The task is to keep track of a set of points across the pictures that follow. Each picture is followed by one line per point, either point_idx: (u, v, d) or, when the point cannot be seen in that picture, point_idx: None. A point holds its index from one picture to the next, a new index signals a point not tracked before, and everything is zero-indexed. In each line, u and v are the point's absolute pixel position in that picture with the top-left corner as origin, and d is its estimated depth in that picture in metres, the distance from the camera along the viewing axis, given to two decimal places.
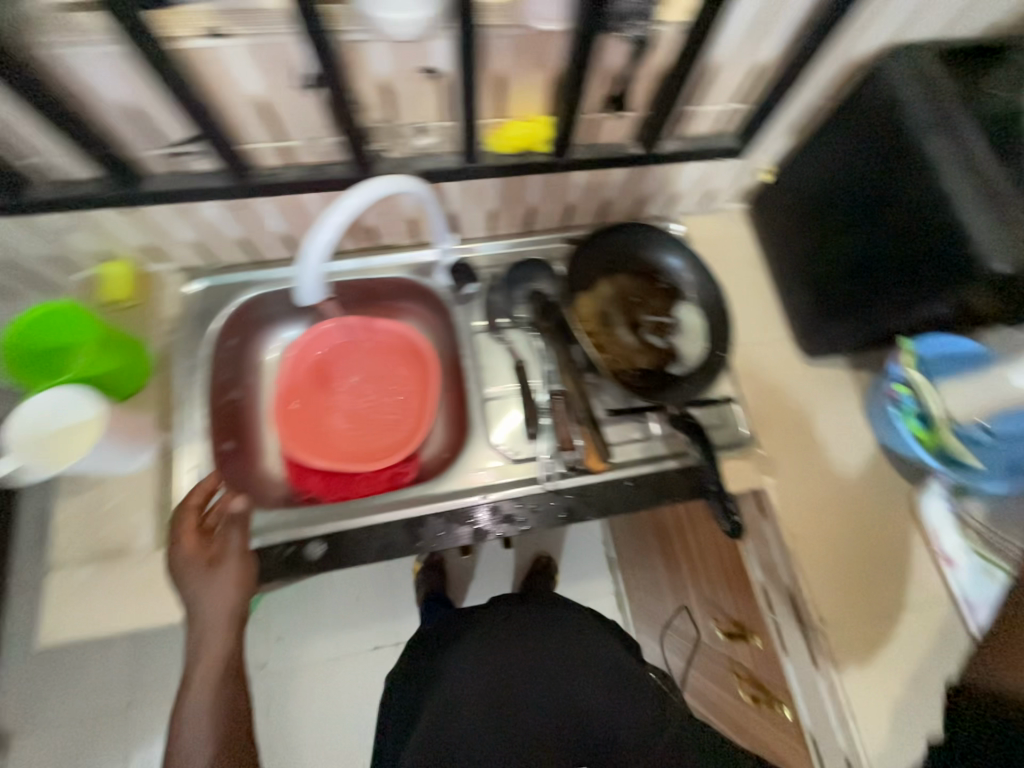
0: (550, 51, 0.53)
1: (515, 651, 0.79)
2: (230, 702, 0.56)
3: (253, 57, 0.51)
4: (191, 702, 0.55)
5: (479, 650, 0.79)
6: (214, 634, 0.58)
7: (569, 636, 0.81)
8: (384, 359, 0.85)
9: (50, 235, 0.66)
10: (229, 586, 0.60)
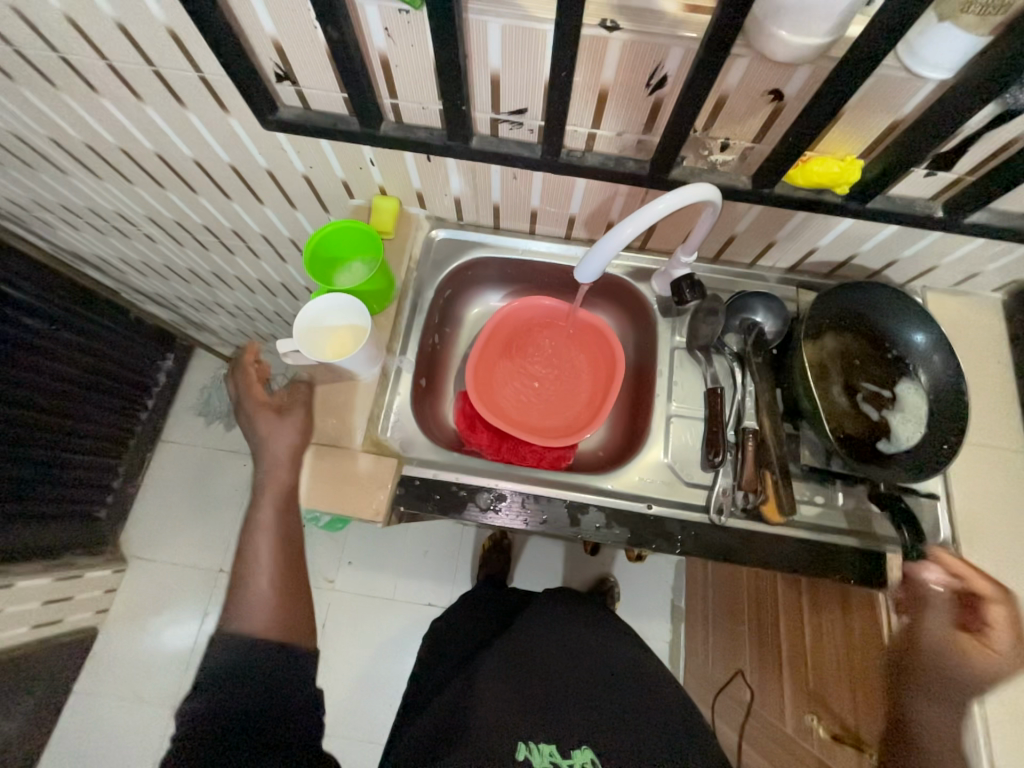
0: (906, 101, 0.51)
1: (574, 645, 0.86)
2: (280, 530, 0.69)
3: (617, 51, 0.51)
4: (260, 513, 0.69)
5: (541, 633, 0.87)
6: (263, 456, 0.70)
7: (623, 648, 0.88)
8: (574, 347, 0.88)
9: (357, 165, 0.76)
10: (289, 427, 0.71)
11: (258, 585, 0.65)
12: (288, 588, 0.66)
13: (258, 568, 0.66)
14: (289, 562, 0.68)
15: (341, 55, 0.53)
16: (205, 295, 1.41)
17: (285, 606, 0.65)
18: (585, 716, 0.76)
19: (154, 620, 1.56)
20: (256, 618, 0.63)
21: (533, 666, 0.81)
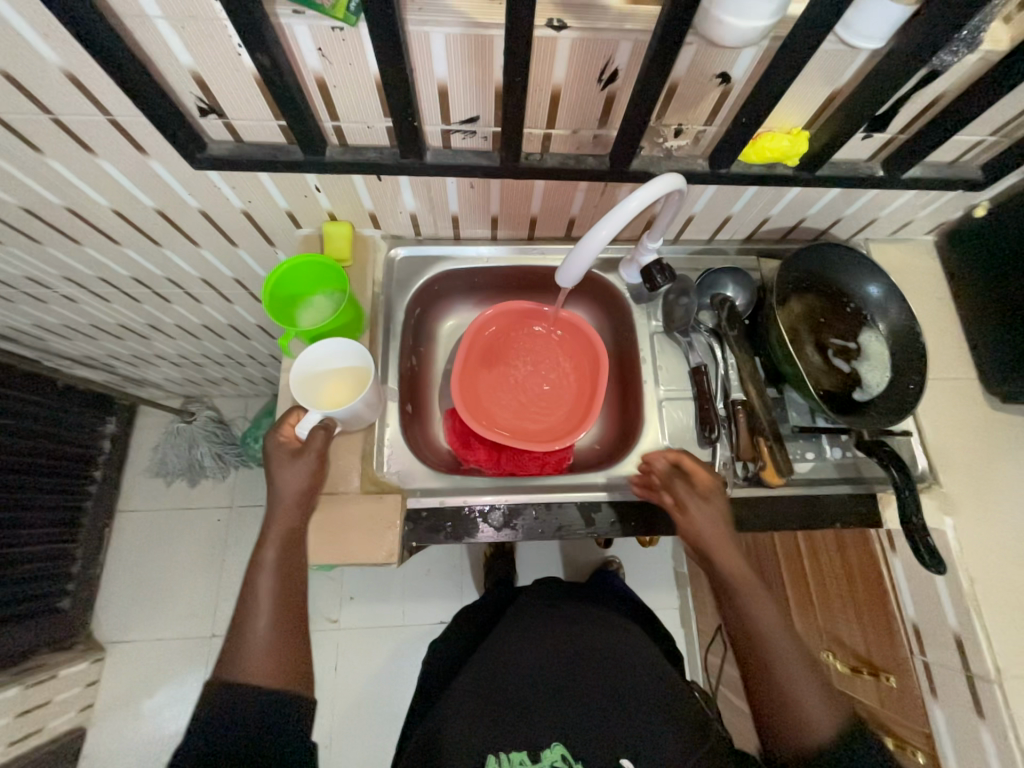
0: (843, 72, 0.53)
1: (554, 640, 0.80)
2: (284, 569, 0.61)
3: (567, 50, 0.50)
4: (267, 563, 0.60)
5: (520, 633, 0.83)
6: (288, 506, 0.63)
7: (610, 633, 0.83)
8: (554, 345, 0.88)
9: (301, 193, 0.71)
10: (310, 469, 0.65)
11: (257, 626, 0.57)
12: (288, 633, 0.58)
13: (256, 610, 0.58)
14: (290, 604, 0.59)
15: (274, 84, 0.49)
16: (142, 349, 1.29)
17: (284, 652, 0.57)
18: (558, 713, 0.71)
19: (146, 703, 1.42)
20: (253, 665, 0.56)
21: (509, 670, 0.77)
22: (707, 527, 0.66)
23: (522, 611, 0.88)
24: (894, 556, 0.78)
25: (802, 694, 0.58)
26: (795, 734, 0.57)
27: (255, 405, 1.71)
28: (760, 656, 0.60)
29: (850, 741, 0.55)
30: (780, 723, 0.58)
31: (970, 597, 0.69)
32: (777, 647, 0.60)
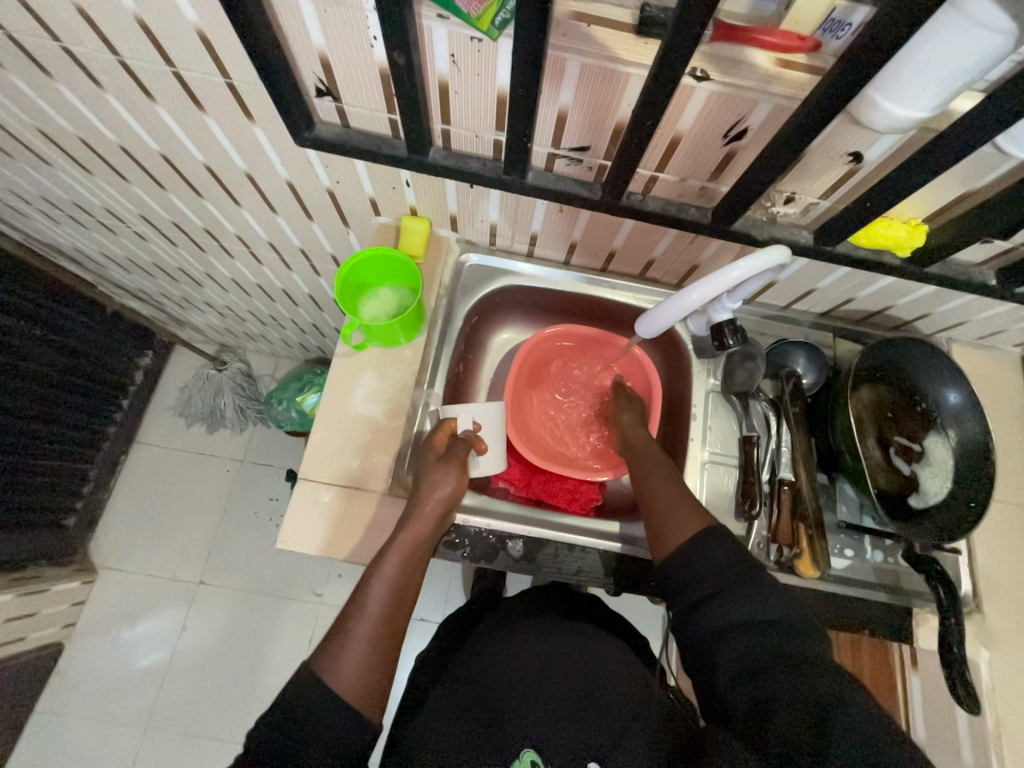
0: (984, 175, 0.50)
1: (518, 639, 0.74)
2: (398, 581, 0.59)
3: (703, 103, 0.48)
4: (387, 556, 0.60)
5: (494, 642, 0.75)
6: (425, 507, 0.64)
7: (576, 640, 0.74)
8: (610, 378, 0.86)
9: (390, 184, 0.70)
10: (452, 474, 0.67)
11: (360, 632, 0.55)
12: (380, 653, 0.55)
13: (365, 614, 0.56)
14: (393, 622, 0.57)
15: (401, 83, 0.48)
16: (192, 293, 1.31)
17: (373, 671, 0.54)
18: (529, 718, 0.63)
19: (125, 631, 1.44)
20: (347, 674, 0.53)
21: (482, 677, 0.70)
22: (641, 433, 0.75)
23: (495, 625, 0.80)
24: (913, 673, 0.74)
25: (723, 545, 0.60)
26: (699, 569, 0.59)
27: (284, 367, 1.72)
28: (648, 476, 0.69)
29: (794, 645, 0.52)
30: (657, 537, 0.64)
31: (994, 739, 0.65)
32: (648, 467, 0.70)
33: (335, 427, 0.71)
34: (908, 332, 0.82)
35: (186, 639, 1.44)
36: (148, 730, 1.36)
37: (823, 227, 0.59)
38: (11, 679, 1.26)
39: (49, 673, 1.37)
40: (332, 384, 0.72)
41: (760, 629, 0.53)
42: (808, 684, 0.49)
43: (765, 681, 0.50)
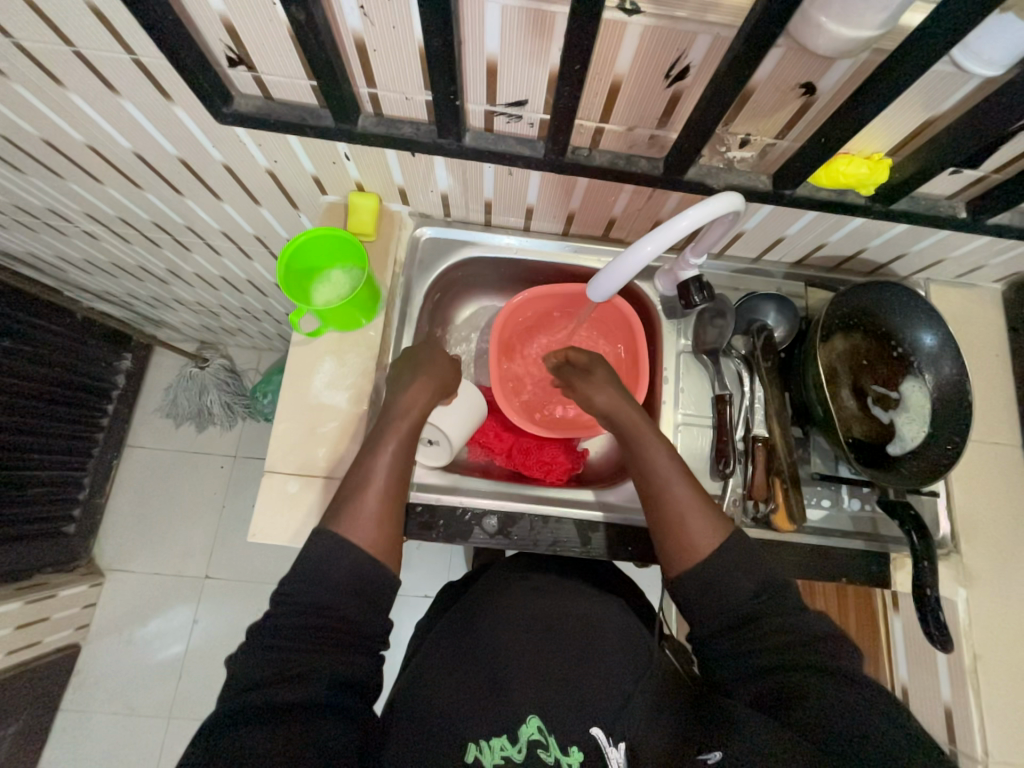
0: (946, 97, 0.47)
1: (521, 605, 0.73)
2: (399, 450, 0.64)
3: (638, 40, 0.45)
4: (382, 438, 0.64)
5: (491, 604, 0.74)
6: (416, 392, 0.67)
7: (578, 601, 0.74)
8: (587, 337, 0.84)
9: (330, 159, 0.67)
10: (441, 368, 0.70)
11: (368, 491, 0.60)
12: (391, 509, 0.60)
13: (370, 475, 0.61)
14: (399, 482, 0.62)
15: (310, 45, 0.45)
16: (160, 292, 1.27)
17: (384, 526, 0.59)
18: (530, 685, 0.63)
19: (140, 628, 1.47)
20: (360, 528, 0.58)
21: (484, 645, 0.69)
22: (682, 493, 0.62)
23: (494, 582, 0.79)
24: (895, 615, 0.77)
25: (740, 565, 0.60)
26: (720, 589, 0.59)
27: (267, 359, 1.70)
28: (683, 533, 0.61)
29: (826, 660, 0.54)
30: (672, 551, 0.62)
31: (971, 674, 0.66)
32: (682, 535, 0.61)
33: (299, 416, 0.69)
34: (884, 276, 0.79)
35: (199, 631, 1.47)
36: (172, 718, 1.41)
37: (781, 169, 0.55)
38: (34, 680, 1.30)
39: (70, 672, 1.41)
40: (290, 372, 0.71)
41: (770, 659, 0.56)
42: (840, 691, 0.52)
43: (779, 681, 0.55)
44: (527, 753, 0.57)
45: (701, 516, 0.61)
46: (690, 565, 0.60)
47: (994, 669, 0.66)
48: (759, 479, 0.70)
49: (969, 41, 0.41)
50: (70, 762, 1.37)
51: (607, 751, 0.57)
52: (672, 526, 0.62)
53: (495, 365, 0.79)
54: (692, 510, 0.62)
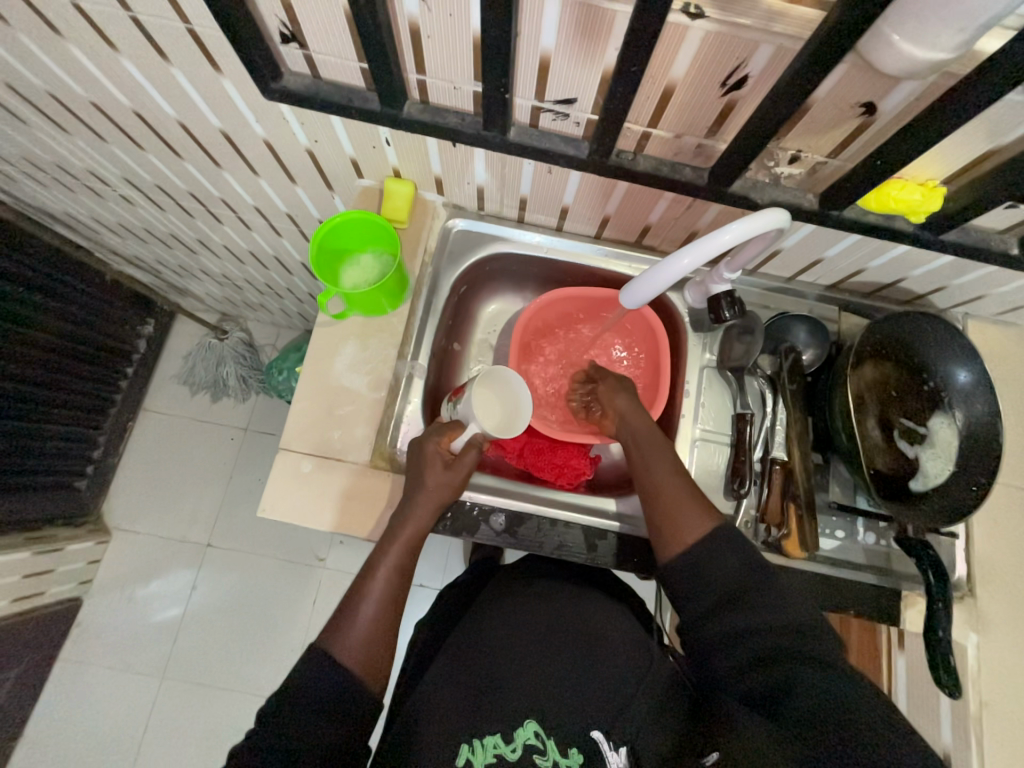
0: (1013, 128, 0.45)
1: (525, 607, 0.73)
2: (400, 569, 0.62)
3: (698, 46, 0.44)
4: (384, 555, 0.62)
5: (496, 606, 0.74)
6: (423, 508, 0.64)
7: (583, 605, 0.73)
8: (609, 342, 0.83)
9: (370, 143, 0.67)
10: (451, 478, 0.65)
11: (365, 612, 0.59)
12: (386, 630, 0.60)
13: (369, 597, 0.60)
14: (395, 606, 0.61)
15: (365, 27, 0.44)
16: (188, 262, 1.29)
17: (377, 650, 0.59)
18: (529, 689, 0.64)
19: (141, 589, 1.50)
20: (351, 651, 0.57)
21: (485, 644, 0.69)
22: (676, 489, 0.63)
23: (506, 585, 0.79)
24: (900, 653, 0.74)
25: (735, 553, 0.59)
26: (708, 574, 0.59)
27: (286, 337, 1.71)
28: (669, 507, 0.62)
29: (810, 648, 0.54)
30: (658, 526, 0.63)
31: (975, 722, 0.64)
32: (669, 509, 0.62)
33: (317, 397, 0.70)
34: (922, 306, 0.77)
35: (198, 597, 1.50)
36: (164, 680, 1.44)
37: (830, 189, 0.54)
38: (35, 629, 1.33)
39: (70, 625, 1.45)
40: (312, 352, 0.71)
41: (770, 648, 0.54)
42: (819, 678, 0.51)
43: (769, 673, 0.53)
44: (523, 754, 0.58)
45: (691, 489, 0.63)
46: (675, 538, 0.61)
47: (999, 719, 0.64)
48: (774, 502, 0.68)
49: None
50: (64, 713, 1.41)
51: (608, 754, 0.59)
52: (660, 501, 0.63)
53: (515, 363, 0.79)
54: (683, 505, 0.62)
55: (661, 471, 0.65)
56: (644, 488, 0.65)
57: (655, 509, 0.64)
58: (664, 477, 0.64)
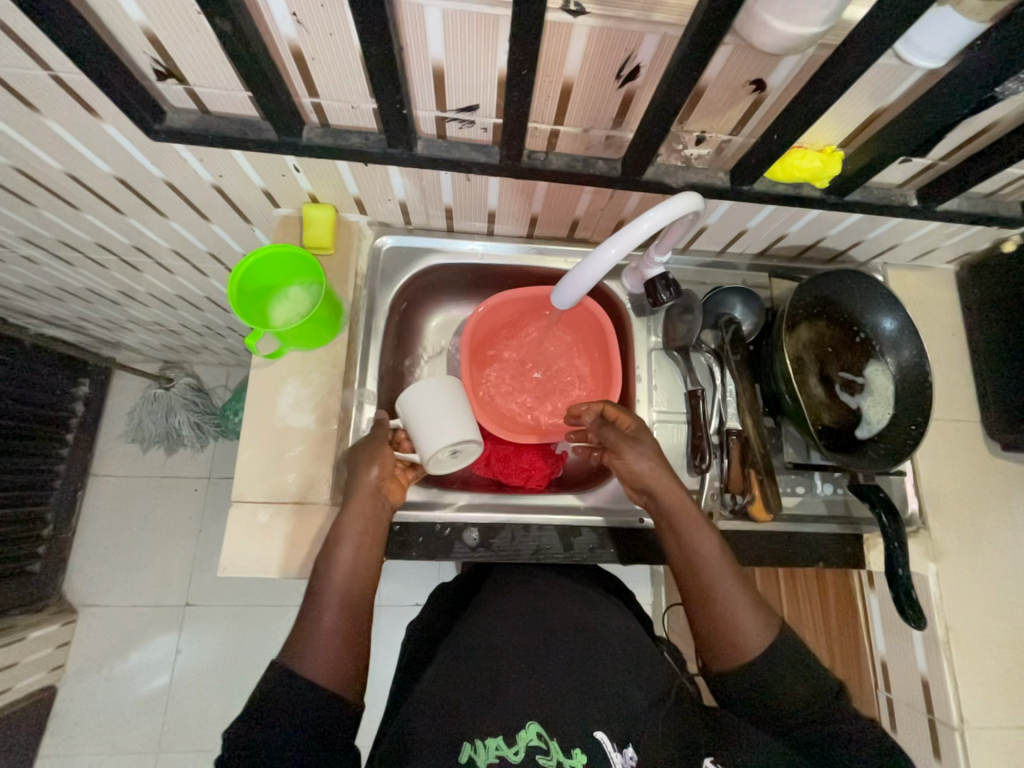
0: (892, 90, 0.47)
1: (519, 618, 0.71)
2: (355, 566, 0.60)
3: (586, 42, 0.44)
4: (338, 553, 0.60)
5: (490, 615, 0.72)
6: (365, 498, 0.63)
7: (578, 610, 0.73)
8: (558, 339, 0.83)
9: (279, 173, 0.64)
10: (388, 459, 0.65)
11: (323, 621, 0.56)
12: (352, 634, 0.57)
13: (325, 602, 0.57)
14: (356, 609, 0.58)
15: (241, 57, 0.42)
16: (115, 315, 1.21)
17: (345, 655, 0.56)
18: (527, 692, 0.60)
19: (120, 664, 1.41)
20: (315, 662, 0.54)
21: (479, 649, 0.68)
22: (733, 601, 0.59)
23: (499, 586, 0.78)
24: (871, 592, 0.79)
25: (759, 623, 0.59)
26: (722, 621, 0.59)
27: (237, 375, 1.64)
28: (730, 633, 0.58)
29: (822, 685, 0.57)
30: (717, 650, 0.59)
31: (944, 646, 0.68)
32: (727, 632, 0.59)
33: (265, 442, 0.67)
34: (844, 262, 0.81)
35: (183, 661, 1.42)
36: (160, 753, 1.36)
37: (737, 166, 0.56)
38: (6, 729, 1.23)
39: (46, 716, 1.35)
40: (252, 396, 0.68)
41: (793, 700, 0.56)
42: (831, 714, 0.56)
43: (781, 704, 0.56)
44: (525, 757, 0.54)
45: (757, 622, 0.59)
46: (739, 667, 0.58)
47: (965, 639, 0.69)
48: (735, 471, 0.70)
49: (909, 34, 0.41)
50: None
51: (612, 755, 0.55)
52: (718, 626, 0.59)
53: (467, 374, 0.77)
54: (743, 617, 0.59)
55: (722, 600, 0.59)
56: (704, 615, 0.60)
57: (718, 636, 0.59)
58: (728, 610, 0.59)
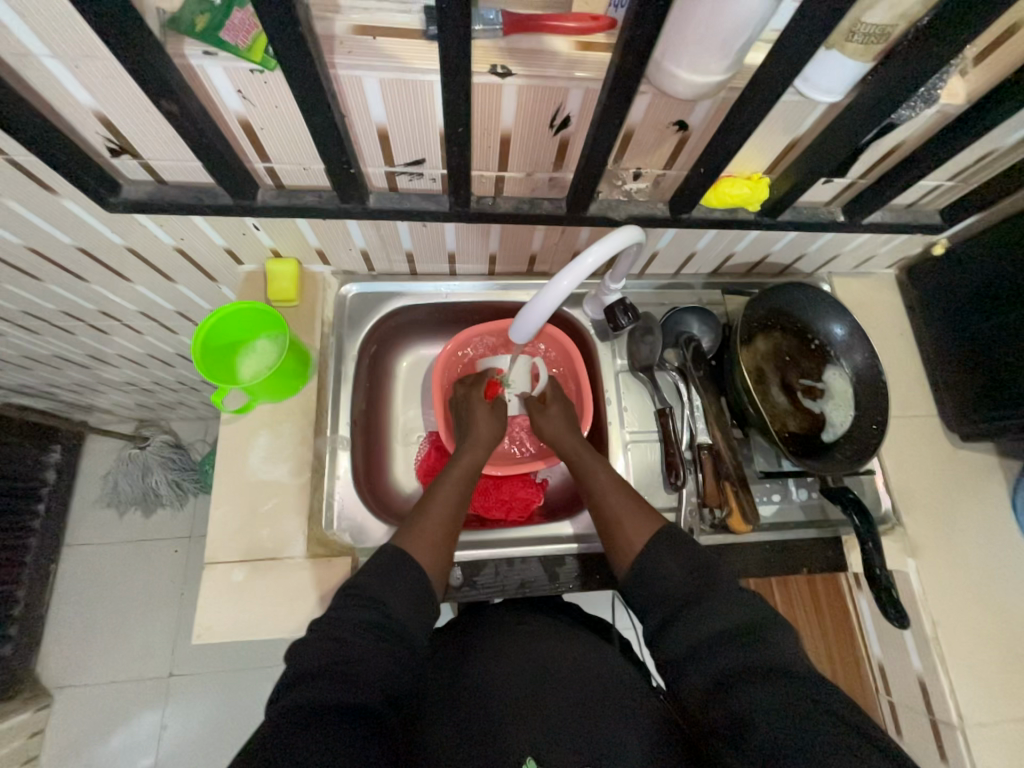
0: (802, 121, 0.52)
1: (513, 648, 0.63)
2: (458, 492, 0.65)
3: (517, 99, 0.47)
4: (448, 477, 0.67)
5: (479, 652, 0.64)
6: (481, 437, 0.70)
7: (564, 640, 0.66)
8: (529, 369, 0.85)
9: (239, 232, 0.66)
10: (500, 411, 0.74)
11: (435, 518, 0.61)
12: (449, 539, 0.61)
13: (438, 501, 0.63)
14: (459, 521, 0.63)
15: (188, 132, 0.44)
16: (84, 379, 1.19)
17: (441, 555, 0.59)
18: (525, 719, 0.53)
19: (100, 748, 1.32)
20: (423, 550, 0.58)
21: (470, 691, 0.58)
22: (617, 506, 0.63)
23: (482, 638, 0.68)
24: (861, 593, 0.80)
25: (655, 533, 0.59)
26: (623, 534, 0.61)
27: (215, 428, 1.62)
28: (619, 535, 0.61)
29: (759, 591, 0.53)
30: (615, 557, 0.61)
31: (934, 641, 0.68)
32: (618, 537, 0.61)
33: (237, 499, 0.66)
34: (792, 274, 0.85)
35: (169, 738, 1.34)
36: None
37: (674, 197, 0.59)
38: None
39: None
40: (222, 452, 0.68)
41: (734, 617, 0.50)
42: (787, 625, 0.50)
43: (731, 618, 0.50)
44: None
45: (642, 519, 0.61)
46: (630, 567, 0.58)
47: (953, 633, 0.69)
48: (710, 485, 0.71)
49: (805, 75, 0.46)
50: None
51: None
52: (609, 532, 0.62)
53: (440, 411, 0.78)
54: (626, 515, 0.62)
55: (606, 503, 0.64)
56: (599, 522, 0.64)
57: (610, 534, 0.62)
58: (611, 509, 0.63)
